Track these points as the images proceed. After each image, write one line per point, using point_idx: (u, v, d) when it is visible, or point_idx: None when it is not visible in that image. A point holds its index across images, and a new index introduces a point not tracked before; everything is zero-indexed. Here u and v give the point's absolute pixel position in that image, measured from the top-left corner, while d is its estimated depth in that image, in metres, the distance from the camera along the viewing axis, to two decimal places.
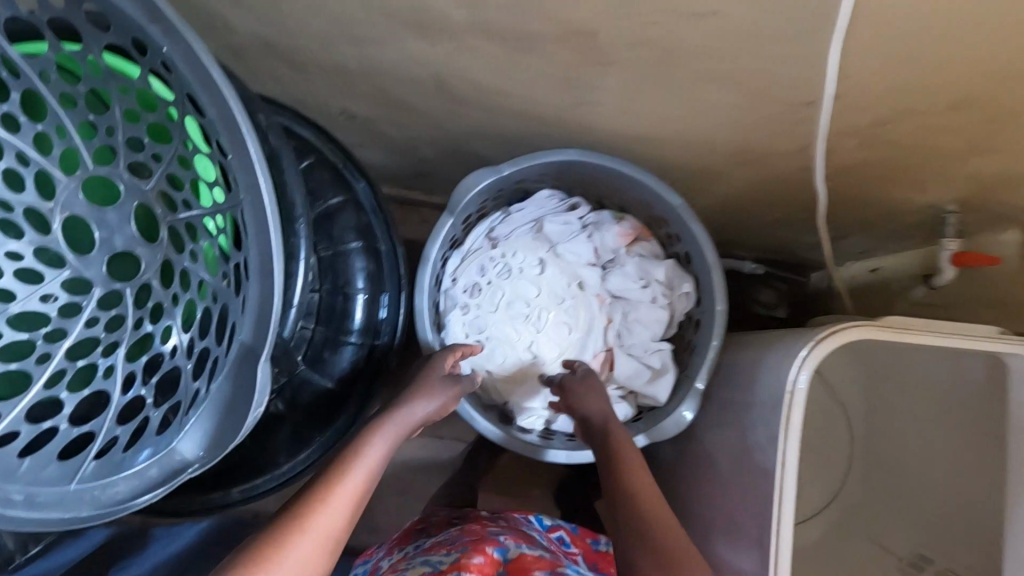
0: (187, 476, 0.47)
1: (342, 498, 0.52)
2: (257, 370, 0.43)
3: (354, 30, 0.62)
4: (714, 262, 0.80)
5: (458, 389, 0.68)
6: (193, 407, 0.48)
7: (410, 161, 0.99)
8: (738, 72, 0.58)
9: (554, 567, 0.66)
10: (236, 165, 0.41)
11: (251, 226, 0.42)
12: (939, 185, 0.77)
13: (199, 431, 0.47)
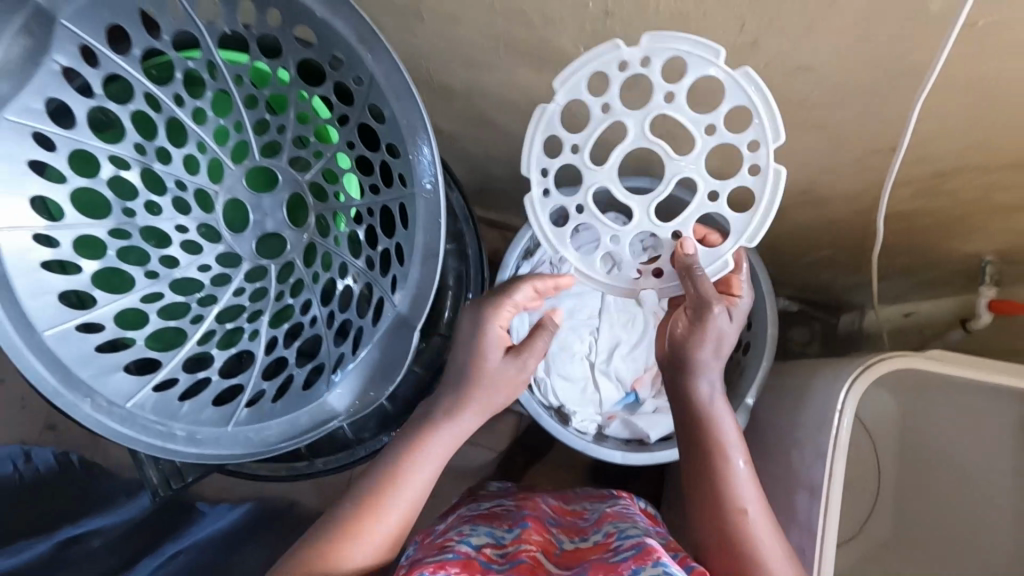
0: (333, 425, 0.54)
1: (377, 532, 0.55)
2: (410, 338, 0.53)
3: (475, 59, 0.71)
4: (769, 291, 0.86)
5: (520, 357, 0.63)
6: (338, 367, 0.56)
7: (481, 176, 1.07)
8: (818, 117, 0.66)
9: (608, 544, 0.55)
10: (412, 165, 0.51)
11: (421, 215, 0.52)
12: (985, 235, 0.83)
13: (346, 387, 0.55)
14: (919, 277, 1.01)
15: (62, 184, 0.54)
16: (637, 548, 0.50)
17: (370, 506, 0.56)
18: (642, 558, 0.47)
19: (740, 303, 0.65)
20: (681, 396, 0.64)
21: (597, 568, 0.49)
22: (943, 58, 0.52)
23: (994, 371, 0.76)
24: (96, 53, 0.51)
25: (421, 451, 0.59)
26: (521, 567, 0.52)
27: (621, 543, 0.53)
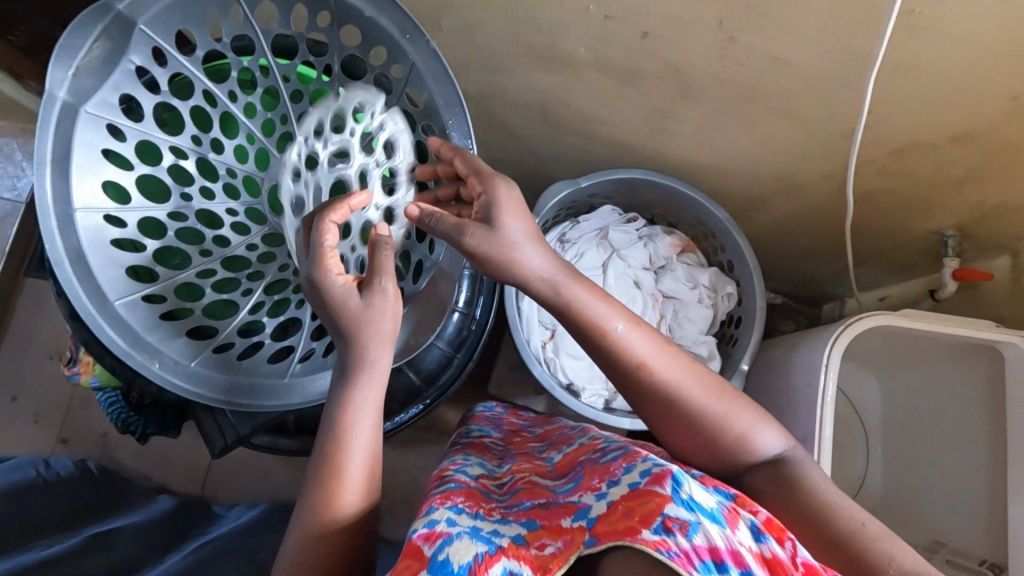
0: None
1: (353, 480, 0.54)
2: None
3: (488, 62, 0.80)
4: (755, 268, 0.95)
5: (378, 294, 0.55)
6: None
7: None
8: (790, 104, 0.75)
9: (595, 447, 0.65)
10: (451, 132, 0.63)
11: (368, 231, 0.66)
12: (944, 212, 0.93)
13: None
14: (893, 259, 1.09)
15: (129, 170, 0.60)
16: (624, 450, 0.58)
17: (325, 471, 0.54)
18: (632, 456, 0.55)
19: (496, 192, 0.58)
20: (553, 301, 0.59)
21: (594, 472, 0.57)
22: (886, 44, 0.62)
23: (954, 323, 0.83)
24: (166, 52, 0.58)
25: (355, 410, 0.55)
26: (520, 492, 0.62)
27: (610, 445, 0.62)
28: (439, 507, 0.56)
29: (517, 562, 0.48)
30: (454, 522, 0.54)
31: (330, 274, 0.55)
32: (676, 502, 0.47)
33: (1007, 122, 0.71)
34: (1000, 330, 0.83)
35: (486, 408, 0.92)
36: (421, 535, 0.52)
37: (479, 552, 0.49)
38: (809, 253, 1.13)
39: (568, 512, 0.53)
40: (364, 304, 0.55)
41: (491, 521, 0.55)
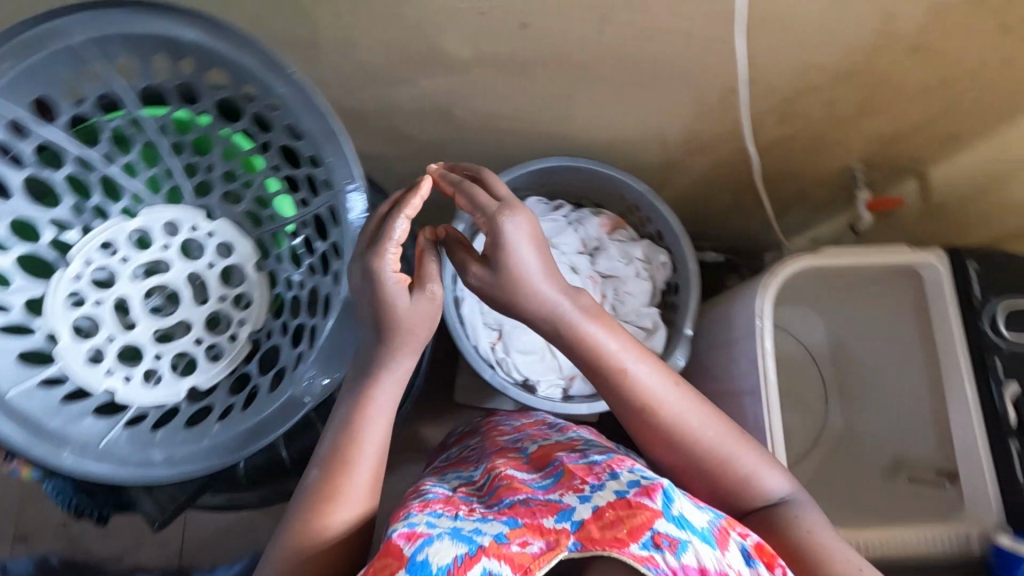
0: (303, 412, 0.57)
1: (359, 478, 0.55)
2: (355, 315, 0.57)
3: (377, 76, 0.79)
4: (682, 233, 0.97)
5: (427, 296, 0.55)
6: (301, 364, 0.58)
7: None
8: (677, 70, 0.76)
9: (573, 446, 0.67)
10: (333, 167, 0.56)
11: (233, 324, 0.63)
12: (848, 148, 0.96)
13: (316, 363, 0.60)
14: (813, 200, 1.12)
15: (5, 252, 0.55)
16: (608, 455, 0.61)
17: (338, 463, 0.55)
18: (616, 462, 0.59)
19: (507, 226, 0.56)
20: (567, 337, 0.60)
21: (575, 471, 0.59)
22: None
23: (870, 252, 0.86)
24: (24, 125, 0.53)
25: (371, 408, 0.56)
26: (500, 489, 0.60)
27: (589, 450, 0.65)
28: (418, 512, 0.56)
29: (498, 563, 0.50)
30: (433, 525, 0.54)
31: (386, 269, 0.53)
32: (666, 518, 0.51)
33: (878, 55, 0.74)
34: (914, 251, 0.84)
35: (455, 432, 0.95)
36: (402, 533, 0.52)
37: (458, 554, 0.50)
38: (736, 208, 1.16)
39: (549, 511, 0.54)
40: (409, 307, 0.54)
41: (472, 522, 0.55)
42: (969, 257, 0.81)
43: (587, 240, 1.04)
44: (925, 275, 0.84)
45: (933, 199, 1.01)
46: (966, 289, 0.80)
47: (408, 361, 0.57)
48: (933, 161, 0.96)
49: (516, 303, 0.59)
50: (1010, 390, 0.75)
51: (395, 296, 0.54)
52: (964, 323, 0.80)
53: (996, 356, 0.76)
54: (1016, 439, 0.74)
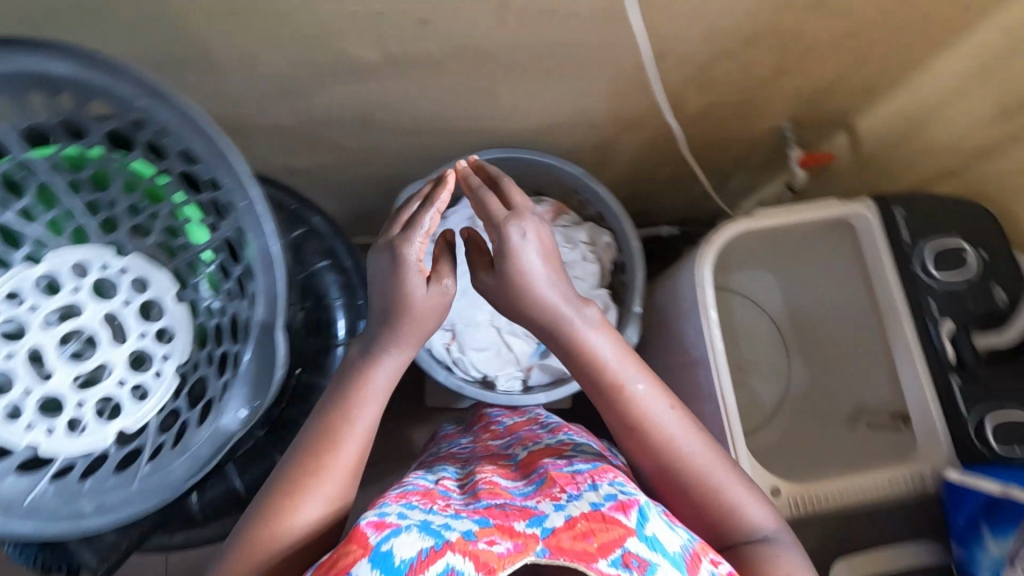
0: (233, 440, 0.55)
1: (342, 458, 0.57)
2: (276, 339, 0.55)
3: (289, 88, 0.77)
4: (620, 211, 0.97)
5: (438, 283, 0.61)
6: (225, 392, 0.56)
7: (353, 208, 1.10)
8: (589, 51, 0.76)
9: (561, 453, 0.67)
10: (230, 190, 0.54)
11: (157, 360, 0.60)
12: (773, 108, 0.97)
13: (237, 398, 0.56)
14: (751, 163, 1.14)
15: None
16: (592, 464, 0.60)
17: (323, 442, 0.57)
18: (598, 474, 0.58)
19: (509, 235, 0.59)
20: (567, 345, 0.62)
21: (557, 479, 0.59)
22: None
23: (800, 207, 0.87)
24: None
25: (369, 389, 0.60)
26: (480, 491, 0.60)
27: (576, 456, 0.65)
28: (391, 502, 0.56)
29: (463, 559, 0.49)
30: (405, 515, 0.54)
31: (410, 248, 0.59)
32: (637, 537, 0.51)
33: (782, 15, 0.75)
34: (844, 203, 0.84)
35: (453, 429, 0.95)
36: (370, 521, 0.51)
37: (423, 548, 0.50)
38: (678, 181, 1.16)
39: (522, 515, 0.54)
40: (421, 293, 0.60)
41: (444, 516, 0.55)
42: (895, 203, 0.81)
43: None
44: (856, 225, 0.85)
45: (863, 150, 1.02)
46: (895, 234, 0.81)
47: (400, 357, 0.62)
48: (858, 112, 0.98)
49: (516, 309, 0.62)
50: (946, 327, 0.76)
51: (414, 280, 0.59)
52: (898, 267, 0.80)
53: (931, 298, 0.77)
54: (956, 375, 0.75)
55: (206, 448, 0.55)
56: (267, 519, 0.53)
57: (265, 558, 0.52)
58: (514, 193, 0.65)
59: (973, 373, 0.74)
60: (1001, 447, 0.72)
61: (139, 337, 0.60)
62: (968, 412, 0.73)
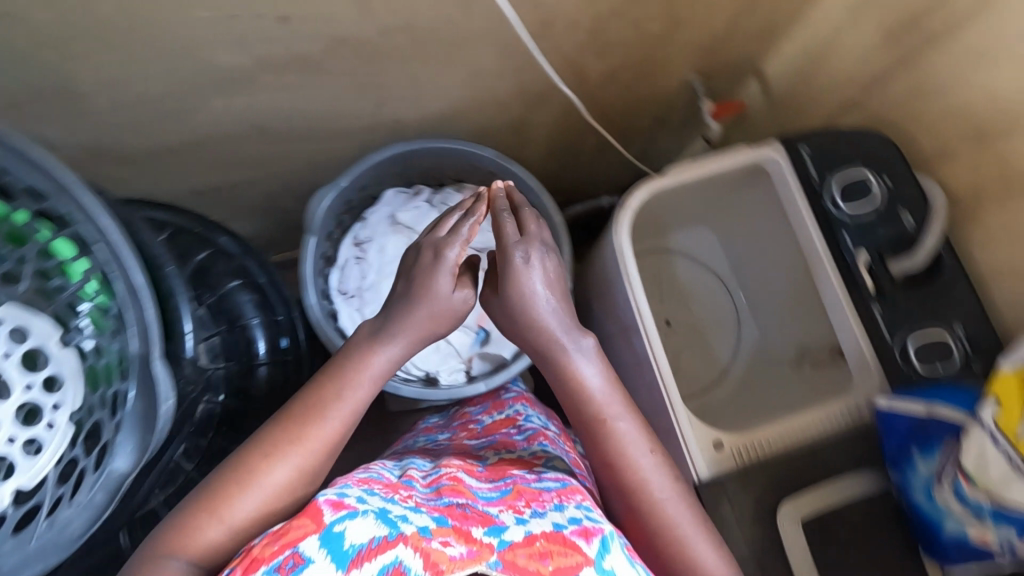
0: (129, 482, 0.51)
1: (320, 432, 0.57)
2: (155, 370, 0.51)
3: (168, 108, 0.74)
4: (539, 187, 0.96)
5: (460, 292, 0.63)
6: (113, 434, 0.52)
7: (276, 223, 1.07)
8: (470, 29, 0.74)
9: (531, 467, 0.66)
10: (81, 223, 0.51)
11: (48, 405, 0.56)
12: (677, 65, 0.97)
13: (127, 444, 0.52)
14: (671, 121, 1.14)
15: None
16: (561, 484, 0.62)
17: (309, 411, 0.58)
18: (566, 495, 0.59)
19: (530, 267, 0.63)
20: (560, 373, 0.65)
21: (522, 493, 0.59)
22: None
23: (711, 158, 0.86)
24: None
25: (368, 372, 0.61)
26: (443, 488, 0.58)
27: (545, 473, 0.65)
28: (353, 485, 0.54)
29: (413, 555, 0.46)
30: (364, 500, 0.52)
31: (450, 252, 0.62)
32: (594, 567, 0.50)
33: None
34: (751, 147, 0.84)
35: (439, 419, 0.93)
36: (329, 500, 0.50)
37: (376, 536, 0.47)
38: (603, 149, 1.16)
39: (482, 521, 0.53)
40: (449, 296, 0.62)
41: (403, 507, 0.53)
42: (800, 142, 0.81)
43: None
44: (768, 169, 0.85)
45: (774, 93, 1.03)
46: (804, 173, 0.81)
47: (398, 351, 0.63)
48: (763, 56, 0.99)
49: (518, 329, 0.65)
50: (861, 258, 0.76)
51: (443, 284, 0.62)
52: (810, 202, 0.80)
53: (846, 232, 0.77)
54: (877, 303, 0.75)
55: (100, 495, 0.51)
56: (238, 474, 0.54)
57: (229, 513, 0.52)
58: (529, 216, 0.67)
59: (890, 300, 0.75)
60: (922, 366, 0.72)
61: (20, 387, 0.55)
62: (892, 338, 0.74)
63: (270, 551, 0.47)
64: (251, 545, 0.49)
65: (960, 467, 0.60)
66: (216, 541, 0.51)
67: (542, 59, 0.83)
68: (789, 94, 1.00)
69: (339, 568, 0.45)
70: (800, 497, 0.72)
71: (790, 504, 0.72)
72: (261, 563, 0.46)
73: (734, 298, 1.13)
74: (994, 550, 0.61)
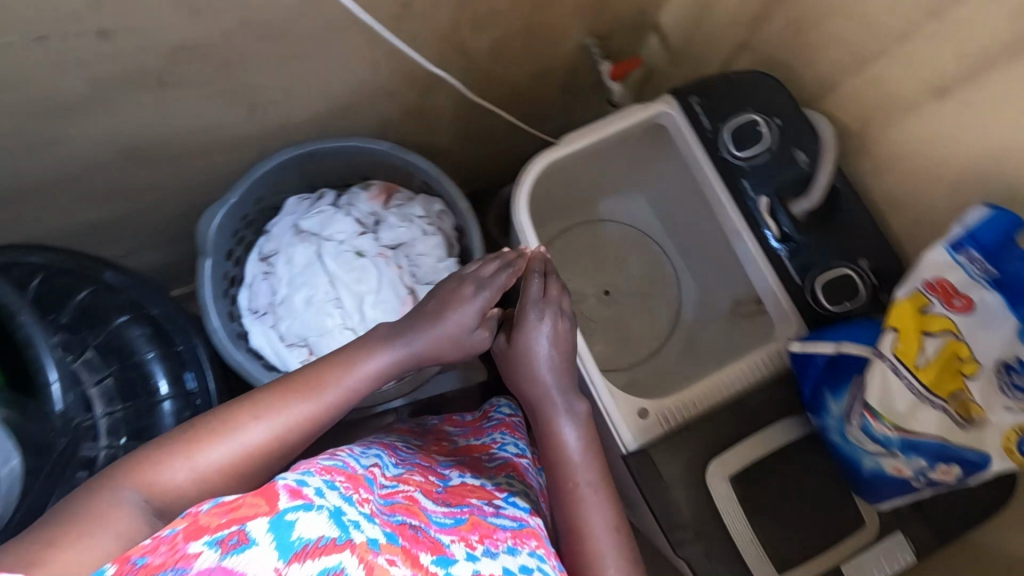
0: None
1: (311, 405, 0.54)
2: None
3: (14, 145, 0.69)
4: (441, 175, 0.93)
5: (475, 333, 0.65)
6: None
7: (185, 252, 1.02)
8: (324, 15, 0.69)
9: (490, 498, 0.63)
10: None
11: None
12: (568, 28, 0.93)
13: None
14: (580, 88, 1.11)
15: None
16: (518, 523, 0.59)
17: (311, 382, 0.56)
18: (521, 538, 0.57)
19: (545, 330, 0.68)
20: (546, 430, 0.66)
21: (477, 525, 0.55)
22: None
23: (603, 120, 0.84)
24: None
25: (369, 367, 0.60)
26: (397, 505, 0.53)
27: (505, 508, 0.62)
28: (315, 473, 0.48)
29: (358, 564, 0.39)
30: (323, 494, 0.45)
31: (480, 299, 0.66)
32: None
33: None
34: (645, 105, 0.82)
35: (418, 423, 0.88)
36: (287, 487, 0.42)
37: (326, 536, 0.40)
38: (516, 126, 1.12)
39: (431, 550, 0.48)
40: (470, 330, 0.65)
41: (359, 509, 0.46)
42: (689, 92, 0.79)
43: (369, 216, 0.97)
44: (664, 124, 0.82)
45: (675, 44, 1.00)
46: (697, 123, 0.78)
47: (398, 354, 0.62)
48: (655, 8, 0.96)
49: (519, 374, 0.68)
50: (763, 203, 0.74)
51: (462, 313, 0.64)
52: (708, 152, 0.78)
53: (745, 178, 0.75)
54: (784, 247, 0.74)
55: None
56: (223, 423, 0.51)
57: (198, 456, 0.49)
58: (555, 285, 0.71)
59: (797, 242, 0.73)
60: (833, 306, 0.71)
61: None
62: (802, 280, 0.72)
63: (217, 522, 0.38)
64: (198, 511, 0.40)
65: (866, 406, 0.59)
66: (178, 483, 0.47)
67: (401, 45, 0.78)
68: (688, 44, 0.97)
69: (281, 558, 0.37)
70: (727, 457, 0.71)
71: (717, 465, 0.70)
72: (202, 532, 0.37)
73: (674, 261, 1.13)
74: (910, 477, 0.61)
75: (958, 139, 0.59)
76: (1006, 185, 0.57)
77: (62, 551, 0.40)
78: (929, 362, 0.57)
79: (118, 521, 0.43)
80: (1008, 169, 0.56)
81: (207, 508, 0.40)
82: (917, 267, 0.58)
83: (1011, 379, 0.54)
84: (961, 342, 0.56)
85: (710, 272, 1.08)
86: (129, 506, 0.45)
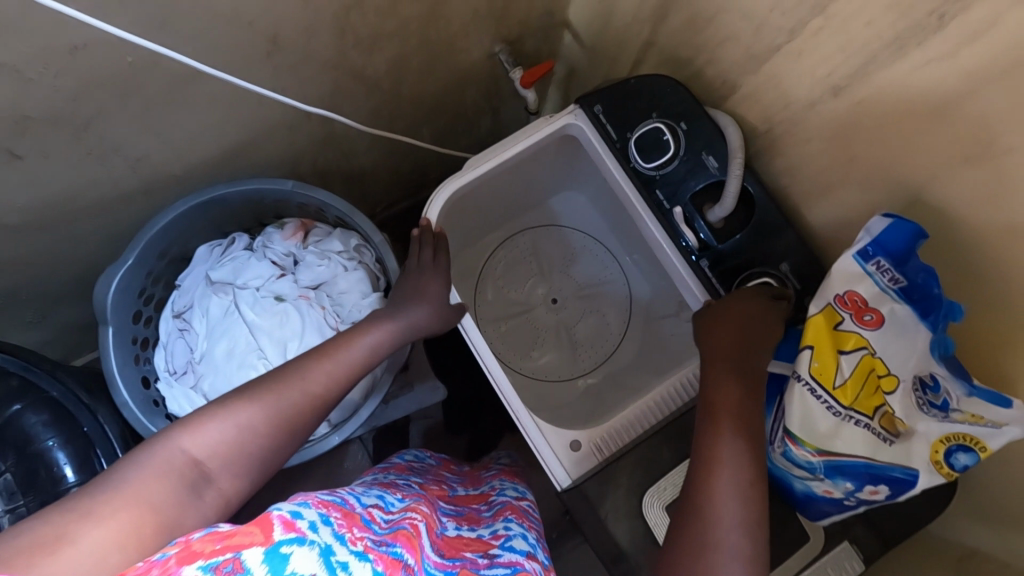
0: None
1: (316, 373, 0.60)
2: None
3: None
4: (351, 210, 0.88)
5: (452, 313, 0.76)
6: None
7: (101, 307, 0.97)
8: (181, 67, 0.63)
9: (485, 548, 0.59)
10: None
11: None
12: (472, 37, 0.86)
13: None
14: (500, 92, 1.04)
15: None
16: (512, 568, 0.55)
17: (327, 353, 0.63)
18: None
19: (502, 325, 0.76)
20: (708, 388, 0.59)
21: None
22: None
23: (504, 141, 0.79)
24: None
25: (379, 332, 0.69)
26: (399, 533, 0.46)
27: (500, 556, 0.58)
28: (310, 504, 0.41)
29: None
30: (316, 530, 0.39)
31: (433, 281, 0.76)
32: None
33: None
34: (550, 118, 0.77)
35: (416, 457, 0.89)
36: (283, 517, 0.37)
37: None
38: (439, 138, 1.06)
39: None
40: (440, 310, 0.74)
41: (352, 548, 0.39)
42: (591, 102, 0.74)
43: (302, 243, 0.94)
44: (573, 135, 0.78)
45: (591, 41, 0.94)
46: (603, 135, 0.74)
47: (398, 326, 0.70)
48: (563, 6, 0.90)
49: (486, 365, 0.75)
50: (678, 213, 0.70)
51: (428, 297, 0.74)
52: (619, 163, 0.73)
53: (657, 189, 0.71)
54: (704, 258, 0.70)
55: None
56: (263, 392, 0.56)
57: (236, 415, 0.53)
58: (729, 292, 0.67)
59: (716, 248, 0.69)
60: None
61: None
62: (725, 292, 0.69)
63: (210, 548, 0.34)
64: (190, 538, 0.36)
65: (787, 433, 0.55)
66: (216, 440, 0.51)
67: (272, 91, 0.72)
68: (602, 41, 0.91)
69: None
70: (660, 485, 0.68)
71: (652, 493, 0.68)
72: (194, 557, 0.34)
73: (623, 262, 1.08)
74: (841, 497, 0.58)
75: (860, 135, 0.55)
76: (921, 183, 0.52)
77: (88, 524, 0.42)
78: (846, 381, 0.54)
79: (146, 496, 0.45)
80: (912, 165, 0.52)
81: (200, 535, 0.36)
82: (827, 280, 0.56)
83: (926, 397, 0.53)
84: (876, 359, 0.54)
85: (657, 273, 1.03)
86: (170, 475, 0.47)
